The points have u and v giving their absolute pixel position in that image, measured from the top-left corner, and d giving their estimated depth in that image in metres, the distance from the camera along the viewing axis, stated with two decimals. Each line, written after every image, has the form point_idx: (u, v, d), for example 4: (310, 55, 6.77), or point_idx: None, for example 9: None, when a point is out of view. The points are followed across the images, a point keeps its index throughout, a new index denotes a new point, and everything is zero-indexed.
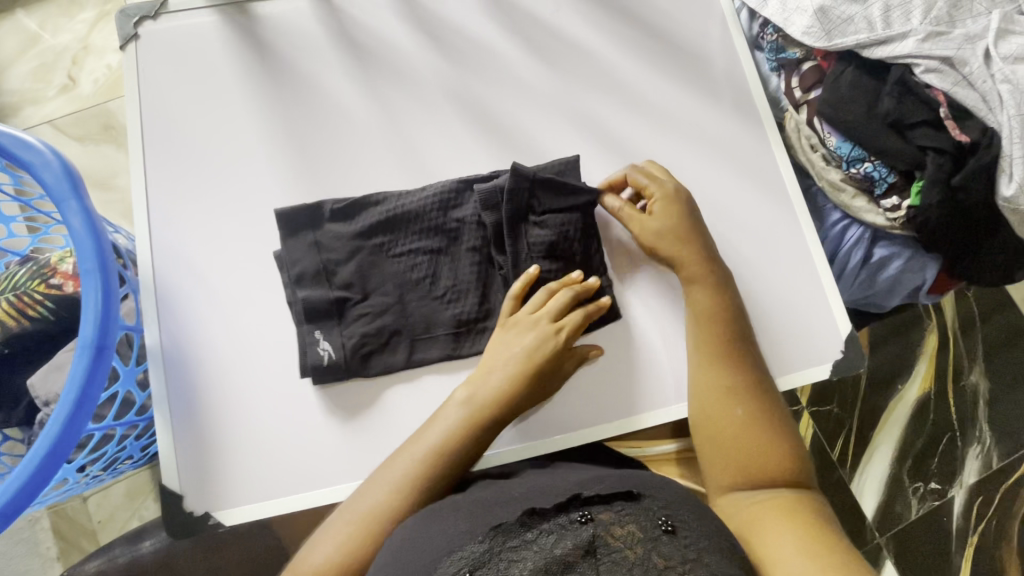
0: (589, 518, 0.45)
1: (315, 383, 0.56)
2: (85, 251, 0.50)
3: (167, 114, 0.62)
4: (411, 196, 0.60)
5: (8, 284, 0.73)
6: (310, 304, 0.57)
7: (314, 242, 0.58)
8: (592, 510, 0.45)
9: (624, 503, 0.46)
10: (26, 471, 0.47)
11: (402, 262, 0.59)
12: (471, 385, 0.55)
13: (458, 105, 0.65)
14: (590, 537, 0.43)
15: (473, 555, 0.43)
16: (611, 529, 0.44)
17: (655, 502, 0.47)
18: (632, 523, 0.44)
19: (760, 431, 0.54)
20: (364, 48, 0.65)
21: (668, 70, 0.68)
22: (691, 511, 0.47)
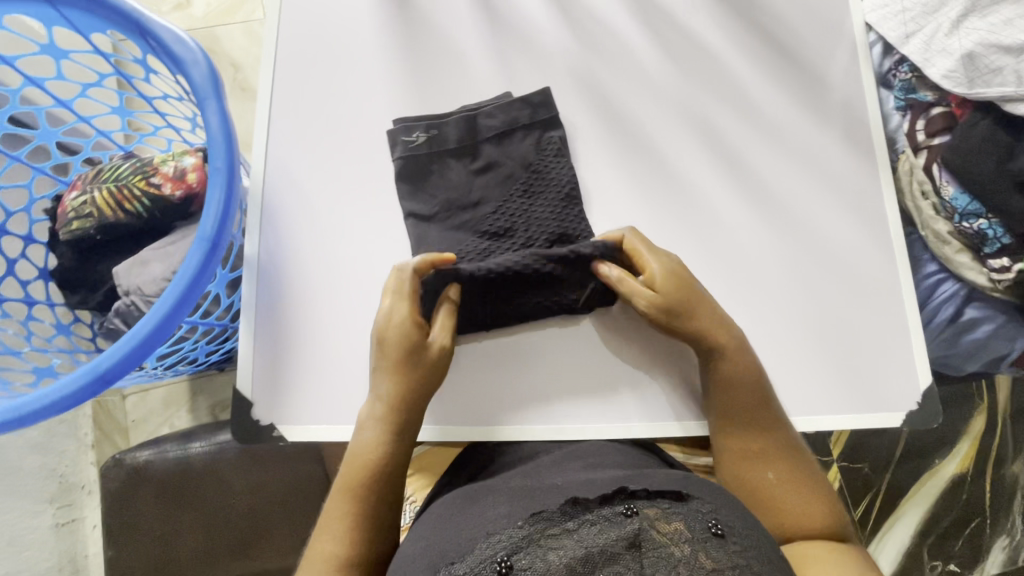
0: (634, 510, 0.42)
1: (393, 125, 0.62)
2: (217, 149, 0.51)
3: (301, 40, 0.64)
4: (576, 207, 0.62)
5: (111, 175, 0.76)
6: (465, 119, 0.62)
7: (522, 126, 0.63)
8: (638, 504, 0.43)
9: (673, 503, 0.44)
10: (129, 343, 0.50)
11: (505, 202, 0.61)
12: (369, 399, 0.54)
13: (578, 85, 0.65)
14: (635, 529, 0.41)
15: (513, 539, 0.41)
16: (657, 524, 0.41)
17: (703, 505, 0.44)
18: (680, 521, 0.41)
19: (793, 476, 0.54)
20: (498, 13, 0.66)
21: (789, 88, 0.67)
22: (737, 517, 0.44)
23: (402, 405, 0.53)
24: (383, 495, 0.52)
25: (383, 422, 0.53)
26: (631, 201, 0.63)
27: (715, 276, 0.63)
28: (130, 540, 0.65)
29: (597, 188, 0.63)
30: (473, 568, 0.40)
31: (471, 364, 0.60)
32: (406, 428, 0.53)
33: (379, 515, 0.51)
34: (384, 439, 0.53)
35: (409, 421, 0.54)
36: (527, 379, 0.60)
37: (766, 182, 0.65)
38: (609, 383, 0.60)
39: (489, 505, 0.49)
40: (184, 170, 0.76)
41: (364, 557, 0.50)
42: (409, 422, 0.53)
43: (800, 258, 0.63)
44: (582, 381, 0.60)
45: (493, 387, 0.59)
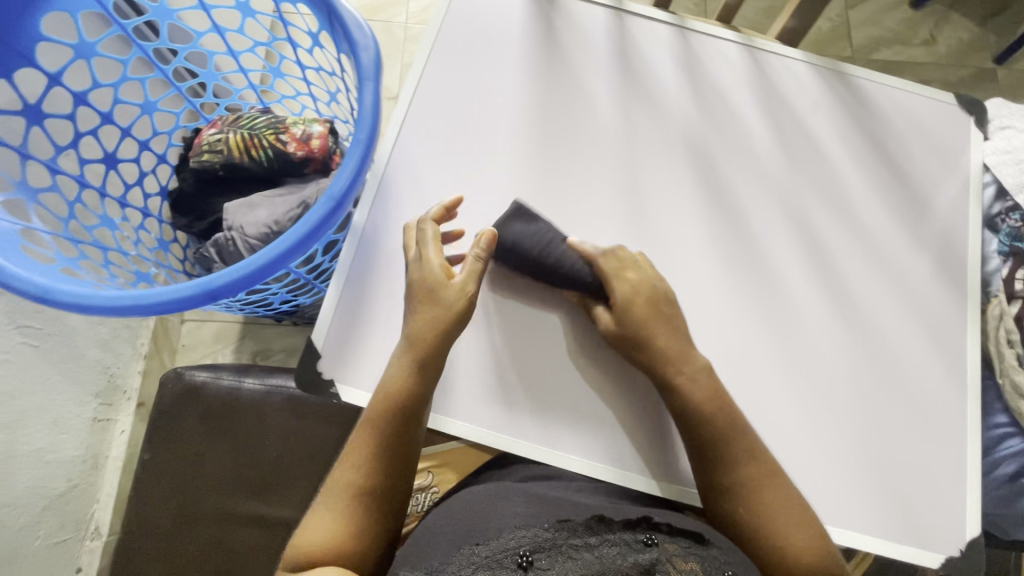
0: (653, 542, 0.44)
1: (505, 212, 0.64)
2: (363, 124, 0.57)
3: (452, 52, 0.70)
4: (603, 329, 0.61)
5: (247, 123, 0.84)
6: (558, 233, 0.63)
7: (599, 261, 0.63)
8: (658, 536, 0.45)
9: (692, 544, 0.45)
10: (241, 270, 0.54)
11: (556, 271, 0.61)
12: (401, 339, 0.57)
13: (691, 148, 0.69)
14: (649, 556, 0.43)
15: (537, 538, 0.45)
16: (674, 560, 0.43)
17: (720, 554, 0.45)
18: (696, 563, 0.43)
19: (785, 499, 0.53)
20: (634, 71, 0.71)
21: (892, 206, 0.69)
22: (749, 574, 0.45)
23: (427, 339, 0.56)
24: (400, 431, 0.54)
25: (409, 360, 0.56)
26: (713, 268, 0.65)
27: (778, 363, 0.63)
28: (166, 450, 0.68)
29: (685, 247, 0.65)
30: (495, 554, 0.44)
31: (480, 358, 0.61)
32: (429, 363, 0.56)
33: (398, 456, 0.54)
34: (406, 372, 0.55)
35: (434, 355, 0.56)
36: (561, 403, 0.61)
37: (849, 286, 0.66)
38: (631, 429, 0.60)
39: (517, 500, 0.52)
40: (311, 135, 0.83)
41: (377, 491, 0.53)
42: (432, 359, 0.56)
43: (868, 369, 0.63)
44: (595, 415, 0.60)
45: (500, 388, 0.61)
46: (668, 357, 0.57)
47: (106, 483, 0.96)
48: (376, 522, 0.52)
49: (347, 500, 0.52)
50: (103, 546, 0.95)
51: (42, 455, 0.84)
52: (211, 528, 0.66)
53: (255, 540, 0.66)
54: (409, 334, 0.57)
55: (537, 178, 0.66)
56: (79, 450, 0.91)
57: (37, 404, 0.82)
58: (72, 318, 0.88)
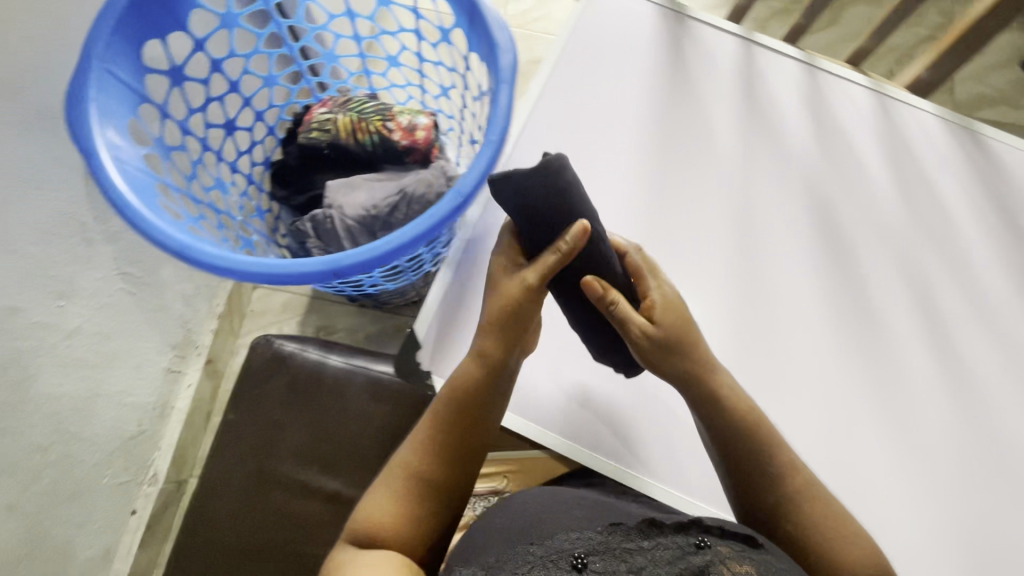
0: (706, 544, 0.42)
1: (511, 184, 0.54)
2: (497, 125, 0.57)
3: (578, 65, 0.71)
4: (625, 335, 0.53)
5: (356, 106, 0.86)
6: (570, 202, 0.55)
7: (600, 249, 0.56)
8: (711, 539, 0.43)
9: (745, 549, 0.43)
10: (365, 252, 0.54)
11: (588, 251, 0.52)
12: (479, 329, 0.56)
13: (809, 189, 0.67)
14: (704, 560, 0.41)
15: (590, 542, 0.43)
16: (728, 562, 0.41)
17: (773, 560, 0.43)
18: (750, 566, 0.41)
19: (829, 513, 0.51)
20: (760, 104, 0.70)
21: (1014, 276, 0.66)
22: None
23: (503, 327, 0.53)
24: (465, 420, 0.53)
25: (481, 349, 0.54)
26: (820, 314, 0.63)
27: (878, 421, 0.61)
28: (250, 413, 0.70)
29: (792, 290, 0.64)
30: (550, 554, 0.43)
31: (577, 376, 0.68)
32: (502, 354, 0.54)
33: (460, 446, 0.52)
34: (478, 360, 0.54)
35: (507, 345, 0.54)
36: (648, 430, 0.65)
37: (962, 353, 0.63)
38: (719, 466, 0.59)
39: (571, 503, 0.56)
40: (416, 126, 0.84)
41: (433, 479, 0.51)
42: (503, 349, 0.54)
43: (973, 442, 0.61)
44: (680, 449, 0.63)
45: (560, 394, 0.67)
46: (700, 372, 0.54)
47: (167, 434, 1.00)
48: (429, 512, 0.50)
49: (404, 481, 0.51)
50: (158, 492, 0.99)
51: (122, 397, 0.87)
52: (282, 495, 0.68)
53: (324, 514, 0.67)
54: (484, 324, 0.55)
55: (648, 201, 0.66)
56: (152, 397, 0.95)
57: (125, 348, 0.85)
58: (165, 271, 0.91)
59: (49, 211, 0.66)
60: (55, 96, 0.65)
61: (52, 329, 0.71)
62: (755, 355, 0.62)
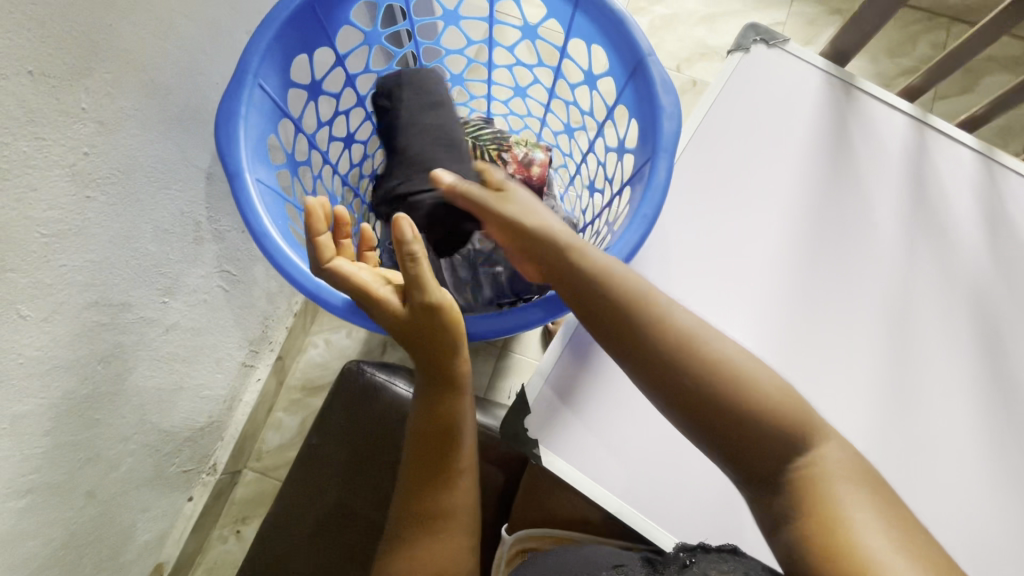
0: (691, 563, 0.48)
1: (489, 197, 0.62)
2: (653, 199, 0.53)
3: (727, 125, 0.65)
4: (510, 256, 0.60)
5: (472, 132, 0.82)
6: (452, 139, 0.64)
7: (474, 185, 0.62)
8: (698, 556, 0.48)
9: (730, 555, 0.49)
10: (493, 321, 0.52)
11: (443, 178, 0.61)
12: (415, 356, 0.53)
13: (974, 300, 0.61)
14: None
15: None
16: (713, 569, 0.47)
17: (755, 558, 0.48)
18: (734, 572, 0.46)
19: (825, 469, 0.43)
20: (927, 197, 0.63)
21: None
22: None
23: (431, 346, 0.49)
24: (433, 443, 0.51)
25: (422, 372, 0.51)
26: (976, 446, 0.57)
27: None
28: (335, 441, 0.68)
29: (948, 412, 0.57)
30: None
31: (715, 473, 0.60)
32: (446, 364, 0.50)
33: (440, 469, 0.51)
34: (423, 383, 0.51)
35: (449, 354, 0.50)
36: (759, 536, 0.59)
37: None
38: None
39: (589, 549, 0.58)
40: (532, 160, 0.79)
41: (429, 517, 0.50)
42: (445, 356, 0.50)
43: None
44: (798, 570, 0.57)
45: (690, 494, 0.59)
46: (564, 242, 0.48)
47: (232, 425, 1.00)
48: (443, 547, 0.50)
49: (404, 532, 0.51)
50: (214, 482, 0.99)
51: (201, 390, 0.87)
52: (357, 533, 0.66)
53: None
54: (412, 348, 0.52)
55: (790, 291, 0.60)
56: (225, 390, 0.95)
57: (211, 342, 0.85)
58: (258, 269, 0.90)
59: (173, 210, 0.66)
60: (197, 97, 0.64)
61: (151, 323, 0.69)
62: (897, 480, 0.56)
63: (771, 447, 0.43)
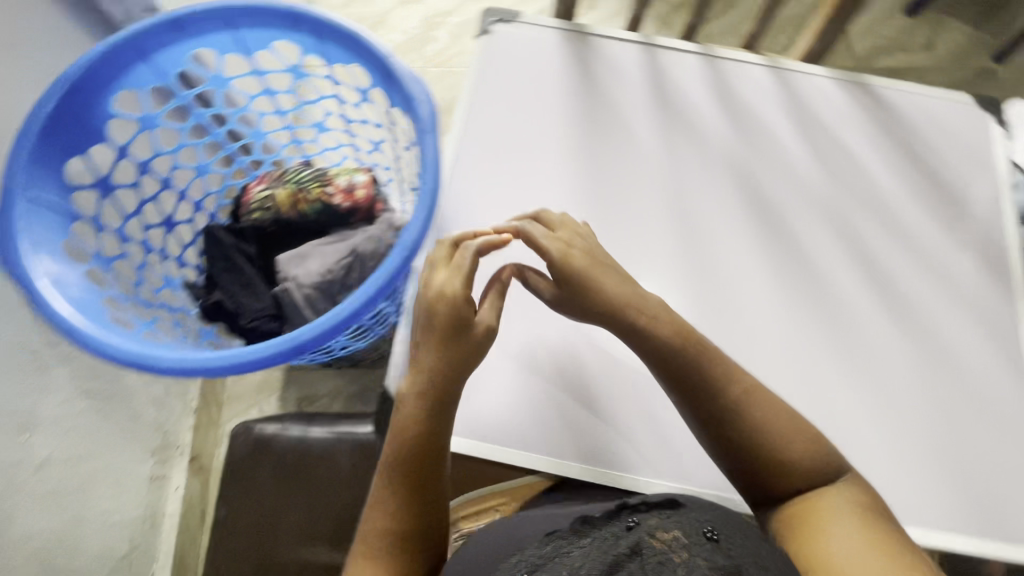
0: (636, 522, 0.47)
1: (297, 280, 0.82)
2: (428, 173, 0.59)
3: (494, 96, 0.74)
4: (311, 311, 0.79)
5: (292, 177, 0.87)
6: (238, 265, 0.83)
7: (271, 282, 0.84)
8: (641, 517, 0.48)
9: (671, 513, 0.49)
10: (326, 321, 0.55)
11: (239, 288, 0.82)
12: (412, 378, 0.54)
13: (734, 171, 0.71)
14: (634, 537, 0.45)
15: (533, 560, 0.47)
16: (656, 532, 0.45)
17: (698, 516, 0.48)
18: (677, 530, 0.45)
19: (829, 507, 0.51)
20: (669, 101, 0.74)
21: (930, 211, 0.72)
22: (737, 531, 0.46)
23: (441, 376, 0.52)
24: (426, 467, 0.53)
25: (425, 404, 0.52)
26: (768, 282, 0.67)
27: (843, 369, 0.64)
28: (242, 505, 0.68)
29: (742, 266, 0.67)
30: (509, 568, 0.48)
31: (579, 392, 0.65)
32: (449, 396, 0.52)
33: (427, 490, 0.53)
34: (423, 413, 0.52)
35: (453, 384, 0.53)
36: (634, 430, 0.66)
37: (899, 289, 0.68)
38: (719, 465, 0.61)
39: (518, 523, 0.58)
40: (354, 185, 0.85)
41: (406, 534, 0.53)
42: (449, 388, 0.52)
43: (932, 370, 0.64)
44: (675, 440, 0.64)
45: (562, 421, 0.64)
46: (593, 279, 0.54)
47: (163, 543, 0.96)
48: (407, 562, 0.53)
49: (378, 543, 0.52)
50: None
51: (109, 518, 0.84)
52: None
53: None
54: (420, 373, 0.53)
55: (589, 213, 0.68)
56: (140, 510, 0.92)
57: (101, 467, 0.82)
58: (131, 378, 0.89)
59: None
60: None
61: (15, 466, 0.68)
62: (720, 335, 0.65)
63: (784, 463, 0.52)
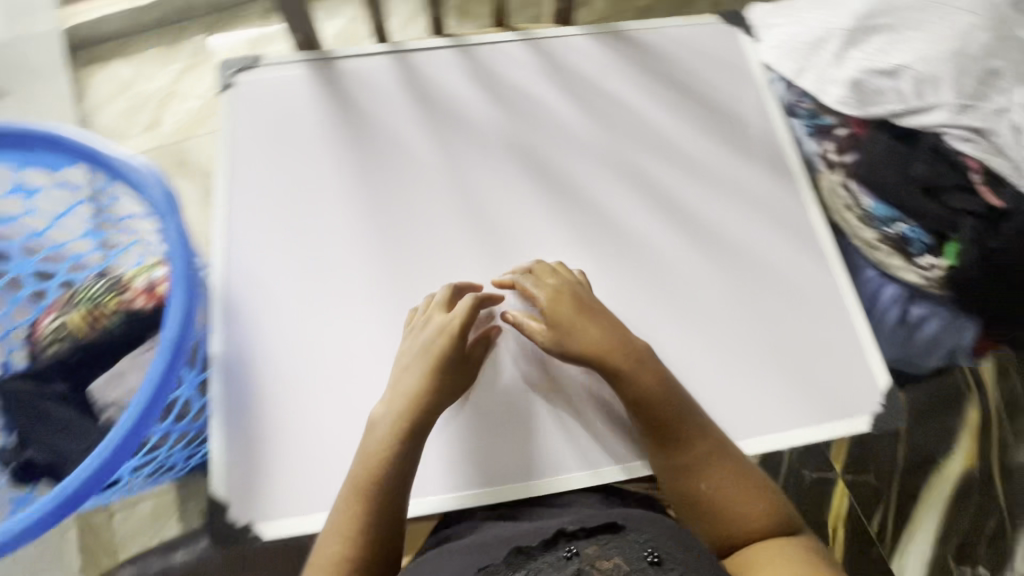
0: (574, 552, 0.49)
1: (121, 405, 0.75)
2: (176, 260, 0.56)
3: (254, 149, 0.69)
4: None
5: (84, 295, 0.78)
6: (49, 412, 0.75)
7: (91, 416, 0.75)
8: (578, 544, 0.50)
9: (608, 538, 0.51)
10: (98, 458, 0.52)
11: (58, 435, 0.73)
12: (388, 398, 0.58)
13: (514, 153, 0.70)
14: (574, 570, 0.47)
15: None
16: (596, 562, 0.48)
17: (639, 538, 0.51)
18: (617, 557, 0.48)
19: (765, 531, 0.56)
20: (433, 102, 0.72)
21: (707, 130, 0.74)
22: (673, 544, 0.50)
23: (417, 398, 0.57)
24: (398, 487, 0.55)
25: (401, 422, 0.56)
26: (574, 251, 0.67)
27: (664, 310, 0.65)
28: None
29: (545, 245, 0.67)
30: None
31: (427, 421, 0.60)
32: (423, 420, 0.57)
33: (392, 509, 0.54)
34: (396, 435, 0.56)
35: (425, 409, 0.57)
36: None
37: (697, 216, 0.70)
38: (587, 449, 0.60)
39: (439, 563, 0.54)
40: (155, 281, 0.78)
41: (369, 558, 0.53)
42: (423, 412, 0.57)
43: (745, 282, 0.67)
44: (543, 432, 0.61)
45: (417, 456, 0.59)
46: (581, 319, 0.61)
47: None
48: None
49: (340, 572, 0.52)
50: None
51: None
52: None
53: None
54: (399, 394, 0.57)
55: (377, 242, 0.65)
56: None
57: None
58: None
59: None
60: None
61: None
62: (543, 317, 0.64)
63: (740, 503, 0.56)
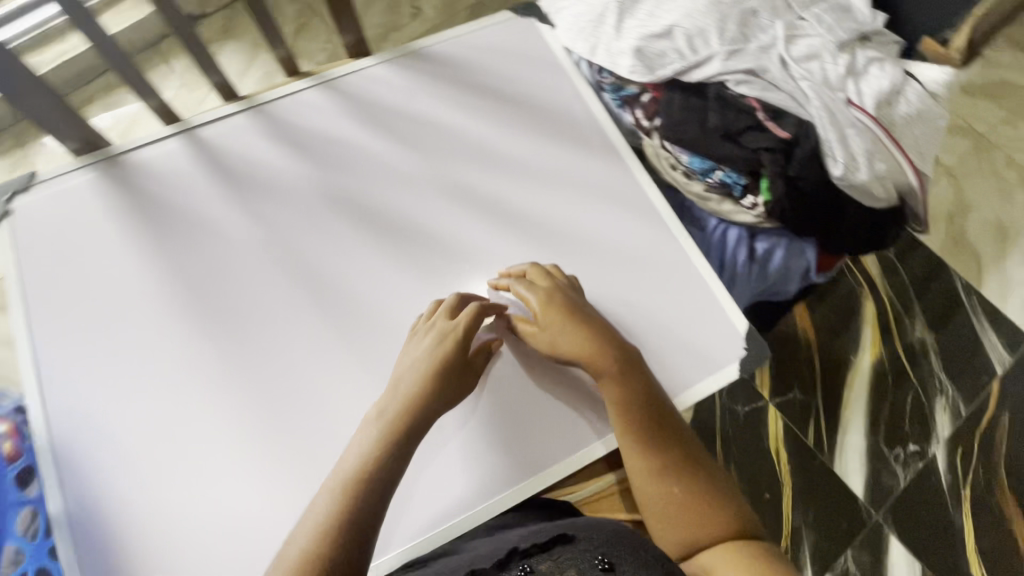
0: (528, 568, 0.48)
1: None
2: None
3: (52, 279, 0.63)
4: None
5: None
6: None
7: None
8: (532, 560, 0.48)
9: (562, 548, 0.49)
10: None
11: None
12: (390, 395, 0.55)
13: (334, 204, 0.68)
14: None
15: None
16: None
17: (592, 543, 0.49)
18: (570, 568, 0.46)
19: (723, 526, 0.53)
20: (236, 175, 0.68)
21: (523, 127, 0.73)
22: (628, 547, 0.48)
23: (414, 401, 0.54)
24: (383, 489, 0.50)
25: (395, 422, 0.53)
26: (419, 286, 0.65)
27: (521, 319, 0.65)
28: None
29: (388, 288, 0.65)
30: None
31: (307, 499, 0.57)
32: (416, 428, 0.53)
33: (371, 513, 0.48)
34: (393, 433, 0.52)
35: (426, 412, 0.54)
36: None
37: (531, 215, 0.69)
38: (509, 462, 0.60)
39: None
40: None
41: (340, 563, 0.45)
42: (416, 422, 0.54)
43: (592, 268, 0.67)
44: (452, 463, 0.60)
45: None
46: (578, 318, 0.60)
47: None
48: None
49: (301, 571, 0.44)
50: None
51: None
52: None
53: None
54: (396, 397, 0.55)
55: (211, 338, 0.61)
56: None
57: None
58: None
59: None
60: None
61: None
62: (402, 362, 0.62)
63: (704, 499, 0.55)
